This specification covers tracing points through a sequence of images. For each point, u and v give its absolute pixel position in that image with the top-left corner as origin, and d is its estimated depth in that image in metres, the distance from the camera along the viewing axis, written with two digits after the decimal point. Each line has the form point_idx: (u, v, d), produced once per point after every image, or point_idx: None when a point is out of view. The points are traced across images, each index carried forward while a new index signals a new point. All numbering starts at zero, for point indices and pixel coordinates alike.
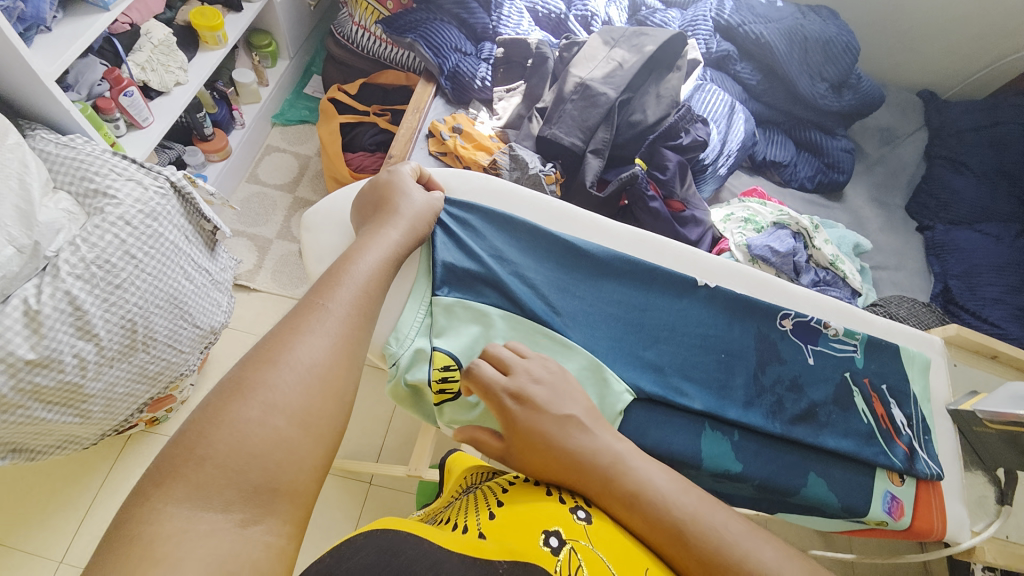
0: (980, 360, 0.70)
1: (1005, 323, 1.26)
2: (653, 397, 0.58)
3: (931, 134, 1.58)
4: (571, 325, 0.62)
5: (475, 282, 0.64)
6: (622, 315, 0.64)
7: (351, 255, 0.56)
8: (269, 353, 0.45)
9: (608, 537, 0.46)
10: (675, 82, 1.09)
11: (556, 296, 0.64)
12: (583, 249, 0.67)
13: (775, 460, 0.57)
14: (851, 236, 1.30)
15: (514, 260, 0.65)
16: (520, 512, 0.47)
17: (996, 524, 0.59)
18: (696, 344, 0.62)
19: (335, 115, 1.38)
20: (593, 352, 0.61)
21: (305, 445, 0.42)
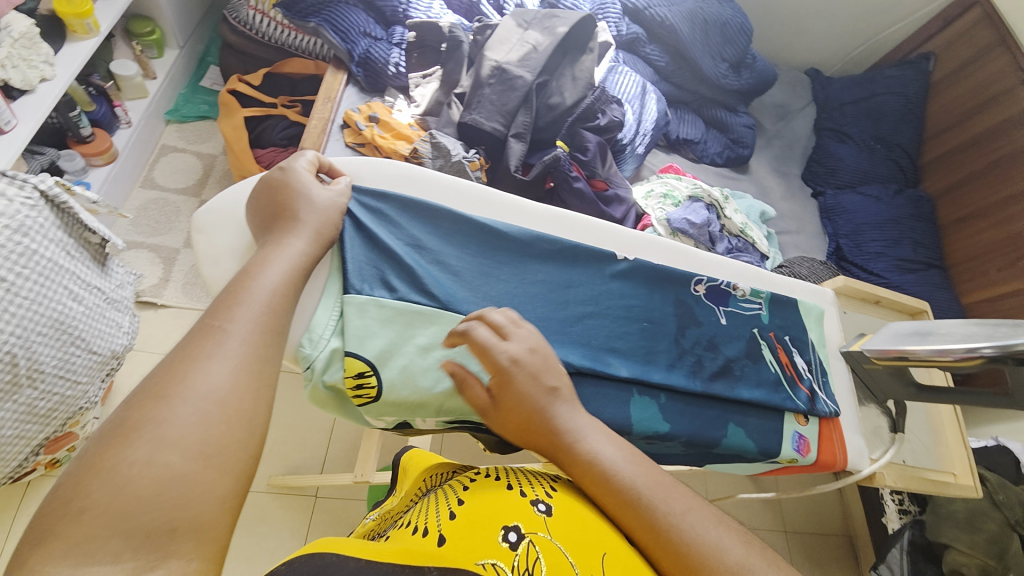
0: (866, 305, 0.78)
1: (888, 273, 1.44)
2: (583, 371, 0.59)
3: (819, 108, 1.75)
4: (496, 308, 0.62)
5: (394, 274, 0.60)
6: (548, 294, 0.64)
7: (249, 273, 0.48)
8: (159, 385, 0.37)
9: (570, 525, 0.46)
10: (589, 65, 1.11)
11: (478, 281, 0.63)
12: (504, 232, 0.66)
13: (699, 416, 0.61)
14: (758, 205, 1.41)
15: (433, 247, 0.64)
16: (480, 509, 0.48)
17: (891, 450, 0.66)
18: (621, 315, 0.64)
19: (237, 108, 1.27)
20: (520, 334, 0.60)
21: (209, 478, 0.35)
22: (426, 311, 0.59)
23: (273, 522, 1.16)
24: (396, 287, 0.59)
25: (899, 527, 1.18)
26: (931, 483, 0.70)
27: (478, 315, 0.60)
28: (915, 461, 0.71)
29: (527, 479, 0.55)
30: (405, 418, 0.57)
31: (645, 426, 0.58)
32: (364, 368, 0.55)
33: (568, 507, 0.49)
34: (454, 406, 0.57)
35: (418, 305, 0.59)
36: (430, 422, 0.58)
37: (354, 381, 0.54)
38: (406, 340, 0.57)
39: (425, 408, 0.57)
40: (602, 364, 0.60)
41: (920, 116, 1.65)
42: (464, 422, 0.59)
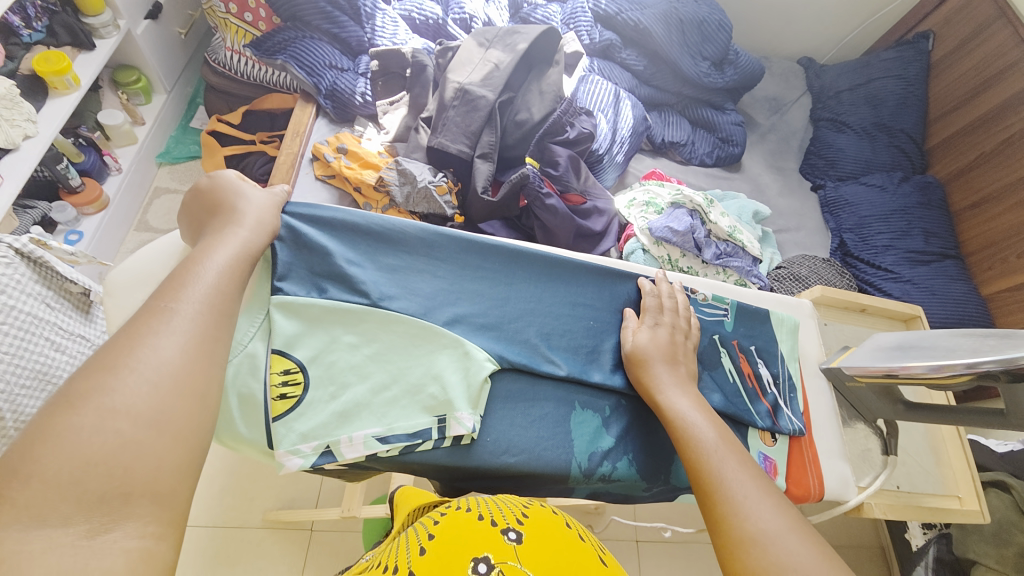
0: (850, 314, 0.73)
1: (898, 266, 1.35)
2: (516, 365, 0.54)
3: (814, 98, 1.68)
4: (430, 306, 0.55)
5: (325, 273, 0.54)
6: (488, 292, 0.58)
7: (196, 257, 0.47)
8: (109, 358, 0.38)
9: (542, 550, 0.45)
10: (555, 77, 1.09)
11: (415, 280, 0.57)
12: (448, 232, 0.60)
13: (650, 437, 0.56)
14: (750, 205, 1.35)
15: (367, 246, 0.57)
16: (452, 540, 0.46)
17: (881, 476, 0.61)
18: (566, 312, 0.59)
19: (218, 148, 1.30)
20: (452, 327, 0.55)
21: (160, 446, 0.36)
22: (356, 310, 0.53)
23: (268, 559, 1.14)
24: (326, 288, 0.53)
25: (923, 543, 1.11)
26: (929, 510, 0.66)
27: (416, 311, 0.54)
28: (910, 486, 0.66)
29: (494, 505, 0.53)
30: (328, 442, 0.48)
31: (584, 444, 0.53)
32: (292, 367, 0.49)
33: (537, 537, 0.48)
34: (393, 408, 0.50)
35: (348, 305, 0.53)
36: (361, 443, 0.48)
37: (278, 378, 0.49)
38: (333, 341, 0.52)
39: (353, 421, 0.49)
40: (547, 367, 0.55)
41: (923, 98, 1.57)
42: (397, 438, 0.49)
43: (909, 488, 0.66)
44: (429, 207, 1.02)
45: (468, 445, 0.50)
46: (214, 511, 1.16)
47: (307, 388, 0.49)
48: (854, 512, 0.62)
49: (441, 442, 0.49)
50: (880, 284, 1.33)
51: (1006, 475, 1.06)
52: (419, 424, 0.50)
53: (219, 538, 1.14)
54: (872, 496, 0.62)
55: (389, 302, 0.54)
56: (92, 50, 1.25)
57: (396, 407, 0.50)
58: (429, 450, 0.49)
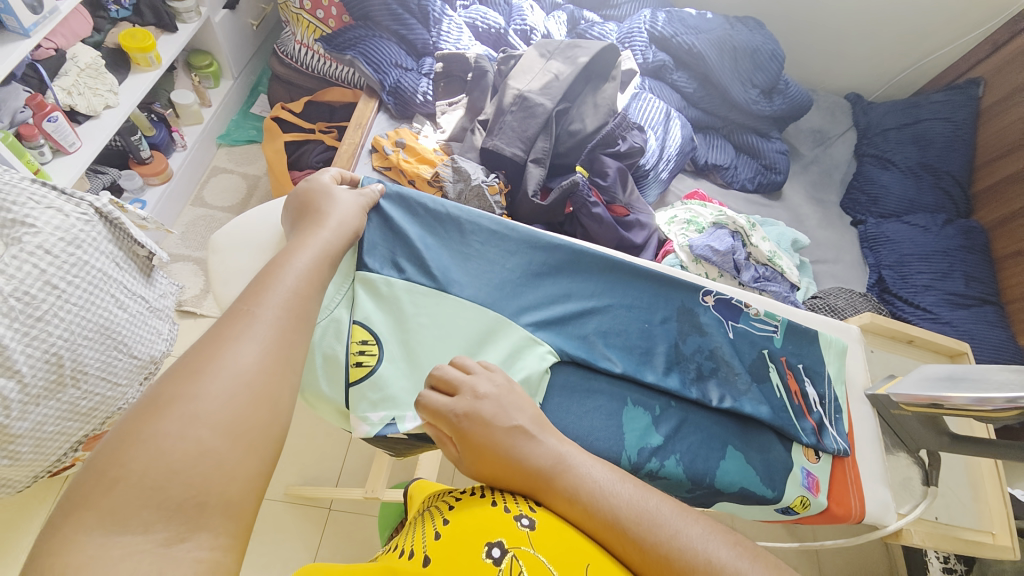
0: (896, 345, 0.72)
1: (938, 307, 1.33)
2: (573, 358, 0.57)
3: (860, 134, 1.68)
4: (496, 296, 0.58)
5: (403, 254, 0.58)
6: (550, 286, 0.60)
7: (279, 260, 0.49)
8: (195, 362, 0.39)
9: (555, 532, 0.43)
10: (611, 92, 1.13)
11: (483, 268, 0.60)
12: (516, 226, 0.63)
13: (698, 441, 0.55)
14: (789, 233, 1.36)
15: (445, 234, 0.61)
16: (464, 526, 0.43)
17: (922, 505, 0.60)
18: (622, 313, 0.60)
19: (280, 133, 1.35)
20: (514, 316, 0.58)
21: (234, 455, 0.36)
22: (429, 292, 0.56)
23: (287, 534, 1.17)
24: (404, 268, 0.57)
25: None
26: (965, 543, 0.65)
27: (483, 299, 0.58)
28: (946, 517, 0.66)
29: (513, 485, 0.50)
30: (395, 413, 0.51)
31: (634, 439, 0.54)
32: (371, 339, 0.54)
33: (556, 519, 0.44)
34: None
35: (422, 286, 0.56)
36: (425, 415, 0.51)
37: (357, 346, 0.53)
38: (407, 319, 0.55)
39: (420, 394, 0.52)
40: (602, 363, 0.57)
41: (972, 142, 1.56)
42: None
43: (949, 520, 0.66)
44: (479, 204, 1.05)
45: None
46: None
47: (381, 360, 0.53)
48: (893, 538, 0.63)
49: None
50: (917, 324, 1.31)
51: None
52: None
53: None
54: (912, 523, 0.62)
55: (457, 287, 0.58)
56: (174, 33, 1.33)
57: None
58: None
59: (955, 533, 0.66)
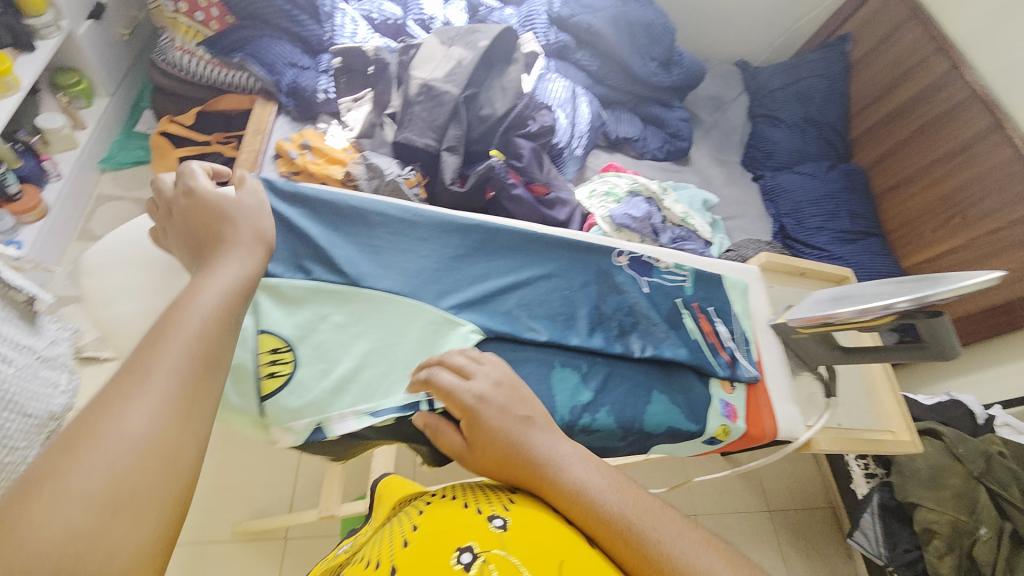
0: (793, 279, 0.78)
1: (830, 245, 1.50)
2: (497, 336, 0.57)
3: (751, 97, 1.82)
4: (416, 285, 0.57)
5: (307, 254, 0.55)
6: (467, 267, 0.59)
7: (187, 297, 0.40)
8: (81, 424, 0.31)
9: (533, 531, 0.41)
10: (515, 74, 1.14)
11: (396, 258, 0.58)
12: (426, 212, 0.61)
13: (626, 392, 0.58)
14: (700, 194, 1.45)
15: (350, 228, 0.58)
16: (434, 533, 0.42)
17: (826, 414, 0.67)
18: (543, 284, 0.61)
19: (171, 150, 1.26)
20: (436, 305, 0.56)
21: (125, 538, 0.30)
22: (342, 291, 0.54)
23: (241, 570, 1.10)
24: (310, 270, 0.54)
25: (866, 491, 1.17)
26: (872, 442, 0.70)
27: (398, 290, 0.55)
28: (852, 423, 0.71)
29: (491, 491, 0.49)
30: (319, 420, 0.49)
31: (565, 399, 0.55)
32: (282, 346, 0.51)
33: (533, 517, 0.43)
34: (387, 384, 0.52)
35: (332, 286, 0.53)
36: (350, 418, 0.50)
37: (267, 356, 0.49)
38: (321, 319, 0.53)
39: (344, 395, 0.50)
40: (528, 335, 0.57)
41: (845, 94, 1.71)
42: (388, 411, 0.50)
43: (852, 425, 0.71)
44: (398, 199, 1.03)
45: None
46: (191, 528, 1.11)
47: (297, 367, 0.51)
48: (803, 448, 0.67)
49: (434, 410, 0.52)
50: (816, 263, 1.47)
51: (939, 424, 1.13)
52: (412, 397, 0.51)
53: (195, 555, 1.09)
54: (820, 434, 0.67)
55: (369, 281, 0.55)
56: (33, 51, 1.19)
57: (387, 382, 0.52)
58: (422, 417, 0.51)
59: (860, 435, 0.71)
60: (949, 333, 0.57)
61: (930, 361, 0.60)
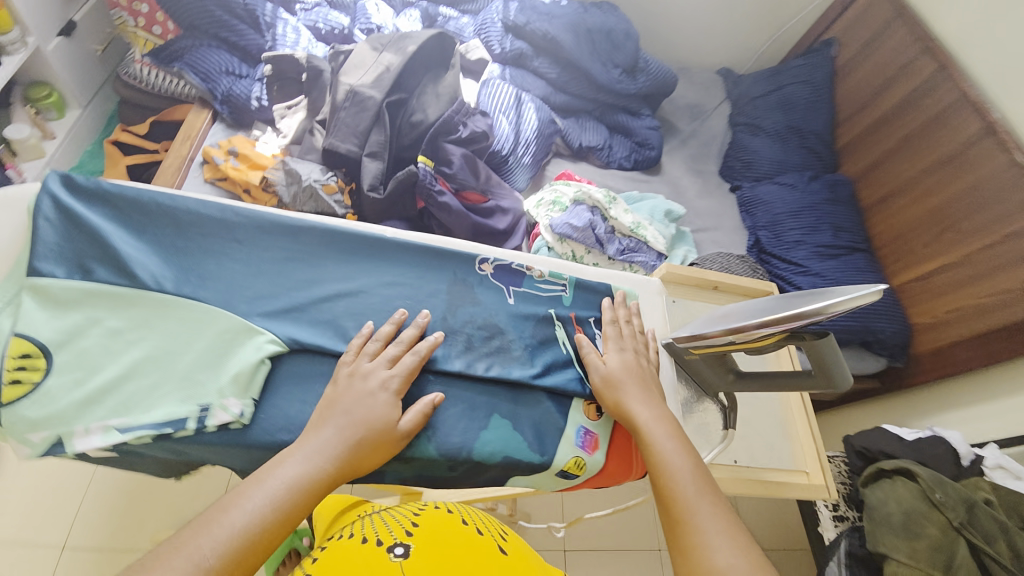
0: (702, 292, 0.74)
1: (808, 261, 1.36)
2: (309, 349, 0.52)
3: (733, 105, 1.73)
4: (221, 293, 0.52)
5: (96, 255, 0.51)
6: (288, 275, 0.55)
7: (270, 469, 0.44)
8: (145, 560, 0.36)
9: (425, 556, 0.48)
10: (450, 79, 1.11)
11: (203, 262, 0.53)
12: (249, 212, 0.56)
13: (463, 417, 0.53)
14: (663, 204, 1.37)
15: (152, 227, 0.53)
16: (334, 572, 0.48)
17: (716, 449, 0.61)
18: (379, 294, 0.56)
19: (120, 158, 1.27)
20: (242, 315, 0.52)
21: None
22: (122, 293, 0.50)
23: None
24: (93, 271, 0.51)
25: (834, 536, 1.04)
26: (774, 485, 0.65)
27: (184, 292, 0.51)
28: (752, 461, 0.66)
29: (382, 521, 0.56)
30: (60, 433, 0.46)
31: None
32: (35, 351, 0.47)
33: (421, 544, 0.51)
34: (151, 399, 0.48)
35: (112, 288, 0.50)
36: (96, 433, 0.46)
37: (15, 361, 0.46)
38: (90, 323, 0.49)
39: (96, 409, 0.47)
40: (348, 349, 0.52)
41: (830, 101, 1.60)
42: (143, 427, 0.46)
43: (749, 462, 0.66)
44: (317, 206, 1.01)
45: (242, 429, 0.48)
46: (106, 536, 1.03)
47: (48, 375, 0.47)
48: None
49: (204, 430, 0.47)
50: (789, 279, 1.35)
51: (915, 464, 0.97)
52: (177, 412, 0.47)
53: (105, 568, 1.00)
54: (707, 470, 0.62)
55: (178, 286, 0.51)
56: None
57: (154, 395, 0.48)
58: (189, 437, 0.47)
59: (759, 476, 0.65)
60: (841, 364, 0.49)
61: (819, 392, 0.52)
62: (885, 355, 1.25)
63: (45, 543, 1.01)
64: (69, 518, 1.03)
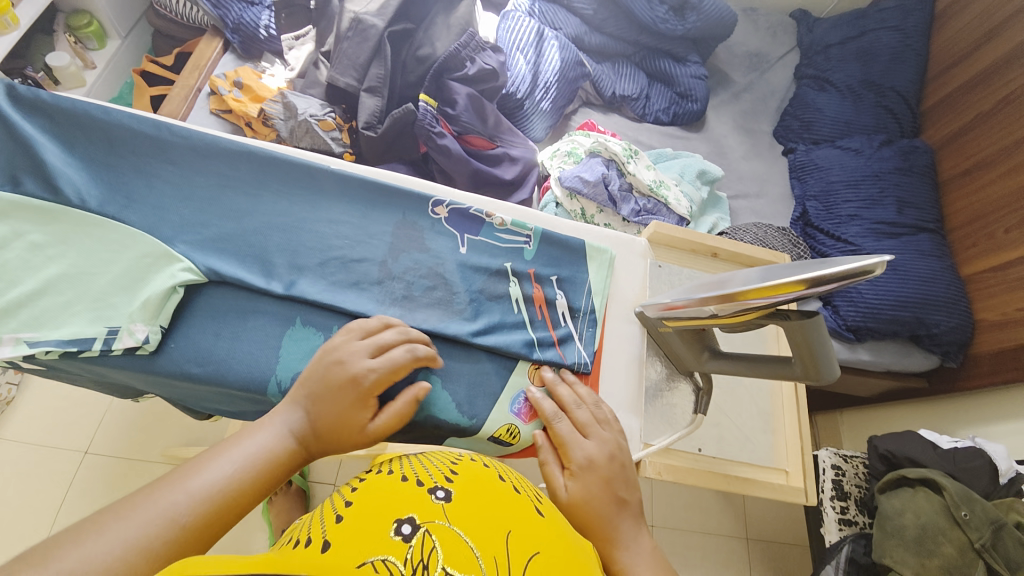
0: (698, 259, 0.72)
1: (861, 239, 1.15)
2: (227, 279, 0.54)
3: (802, 54, 1.49)
4: (151, 221, 0.54)
5: (26, 166, 0.53)
6: (223, 202, 0.56)
7: (239, 437, 0.44)
8: (114, 508, 0.35)
9: (473, 505, 0.38)
10: (464, 9, 1.01)
11: (137, 182, 0.55)
12: (187, 135, 0.58)
13: None
14: (696, 163, 1.21)
15: (90, 142, 0.56)
16: (370, 507, 0.38)
17: (674, 436, 0.59)
18: (315, 231, 0.57)
19: (146, 88, 1.25)
20: (165, 240, 0.54)
21: None
22: (48, 209, 0.52)
23: None
24: (21, 182, 0.53)
25: (837, 540, 0.95)
26: (739, 481, 0.61)
27: (109, 212, 0.54)
28: (720, 453, 0.62)
29: (419, 463, 0.45)
30: None
31: (292, 360, 0.52)
32: None
33: (469, 489, 0.40)
34: (63, 316, 0.50)
35: (37, 202, 0.52)
36: (5, 344, 0.47)
37: None
38: (14, 237, 0.51)
39: (9, 320, 0.48)
40: (271, 282, 0.54)
41: (922, 52, 1.33)
42: (48, 342, 0.48)
43: (717, 452, 0.62)
44: (313, 142, 0.98)
45: (149, 355, 0.51)
46: (121, 444, 1.12)
47: None
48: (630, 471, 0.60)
49: (109, 351, 0.49)
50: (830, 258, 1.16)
51: (942, 475, 0.84)
52: (84, 332, 0.49)
53: (120, 471, 1.10)
54: (660, 454, 0.60)
55: (121, 215, 0.54)
56: None
57: (68, 313, 0.50)
58: (96, 356, 0.49)
59: (727, 471, 0.61)
60: (832, 357, 0.45)
61: (803, 383, 0.47)
62: (937, 353, 1.09)
63: (72, 444, 1.12)
64: (92, 426, 1.13)
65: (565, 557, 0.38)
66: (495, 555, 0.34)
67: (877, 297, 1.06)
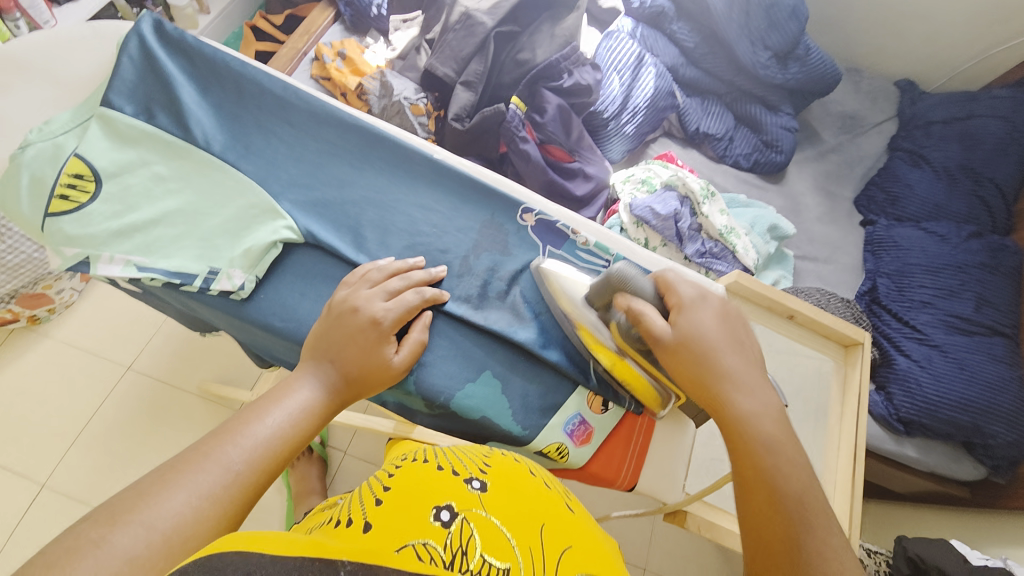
0: (773, 316, 0.72)
1: (931, 330, 1.09)
2: (319, 243, 0.55)
3: (901, 125, 1.43)
4: (261, 174, 0.57)
5: (161, 100, 0.57)
6: (327, 169, 0.59)
7: (281, 389, 0.44)
8: (183, 458, 0.36)
9: (506, 497, 0.39)
10: (572, 21, 1.01)
11: (255, 135, 0.58)
12: (308, 98, 0.60)
13: (450, 359, 0.55)
14: (770, 216, 1.18)
15: (221, 88, 0.59)
16: (410, 490, 0.38)
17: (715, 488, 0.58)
18: (406, 213, 0.59)
19: (253, 42, 1.31)
20: (273, 194, 0.56)
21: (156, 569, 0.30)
22: (176, 144, 0.56)
23: None
24: (155, 116, 0.57)
25: None
26: None
27: (228, 158, 0.57)
28: None
29: (453, 453, 0.46)
30: (90, 254, 0.51)
31: None
32: (87, 175, 0.52)
33: (504, 485, 0.40)
34: (171, 247, 0.53)
35: (166, 136, 0.56)
36: (117, 262, 0.51)
37: (68, 180, 0.52)
38: (142, 165, 0.55)
39: (124, 241, 0.52)
40: (359, 254, 0.56)
41: None
42: (156, 270, 0.51)
43: None
44: (401, 123, 1.01)
45: (240, 301, 0.53)
46: (162, 368, 1.18)
47: (94, 200, 0.52)
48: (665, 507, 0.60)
49: (206, 290, 0.52)
50: (896, 342, 1.10)
51: None
52: (188, 267, 0.52)
53: (157, 393, 1.16)
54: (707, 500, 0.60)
55: (235, 162, 0.57)
56: None
57: (177, 246, 0.53)
58: (193, 292, 0.52)
59: None
60: None
61: None
62: (987, 465, 1.03)
63: (120, 358, 1.18)
64: (142, 344, 1.20)
65: (595, 551, 0.38)
66: (531, 544, 0.34)
67: (940, 393, 1.00)
